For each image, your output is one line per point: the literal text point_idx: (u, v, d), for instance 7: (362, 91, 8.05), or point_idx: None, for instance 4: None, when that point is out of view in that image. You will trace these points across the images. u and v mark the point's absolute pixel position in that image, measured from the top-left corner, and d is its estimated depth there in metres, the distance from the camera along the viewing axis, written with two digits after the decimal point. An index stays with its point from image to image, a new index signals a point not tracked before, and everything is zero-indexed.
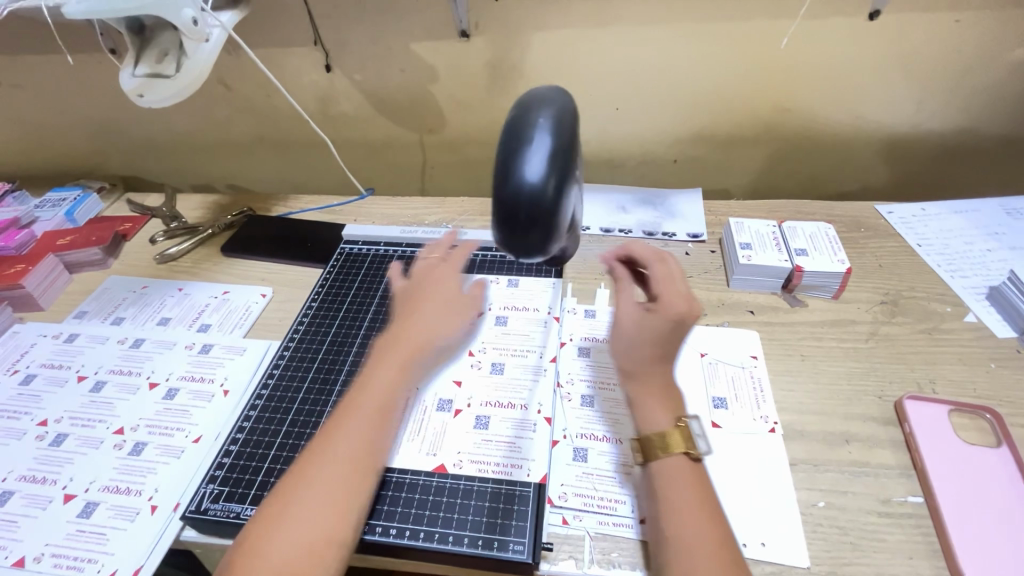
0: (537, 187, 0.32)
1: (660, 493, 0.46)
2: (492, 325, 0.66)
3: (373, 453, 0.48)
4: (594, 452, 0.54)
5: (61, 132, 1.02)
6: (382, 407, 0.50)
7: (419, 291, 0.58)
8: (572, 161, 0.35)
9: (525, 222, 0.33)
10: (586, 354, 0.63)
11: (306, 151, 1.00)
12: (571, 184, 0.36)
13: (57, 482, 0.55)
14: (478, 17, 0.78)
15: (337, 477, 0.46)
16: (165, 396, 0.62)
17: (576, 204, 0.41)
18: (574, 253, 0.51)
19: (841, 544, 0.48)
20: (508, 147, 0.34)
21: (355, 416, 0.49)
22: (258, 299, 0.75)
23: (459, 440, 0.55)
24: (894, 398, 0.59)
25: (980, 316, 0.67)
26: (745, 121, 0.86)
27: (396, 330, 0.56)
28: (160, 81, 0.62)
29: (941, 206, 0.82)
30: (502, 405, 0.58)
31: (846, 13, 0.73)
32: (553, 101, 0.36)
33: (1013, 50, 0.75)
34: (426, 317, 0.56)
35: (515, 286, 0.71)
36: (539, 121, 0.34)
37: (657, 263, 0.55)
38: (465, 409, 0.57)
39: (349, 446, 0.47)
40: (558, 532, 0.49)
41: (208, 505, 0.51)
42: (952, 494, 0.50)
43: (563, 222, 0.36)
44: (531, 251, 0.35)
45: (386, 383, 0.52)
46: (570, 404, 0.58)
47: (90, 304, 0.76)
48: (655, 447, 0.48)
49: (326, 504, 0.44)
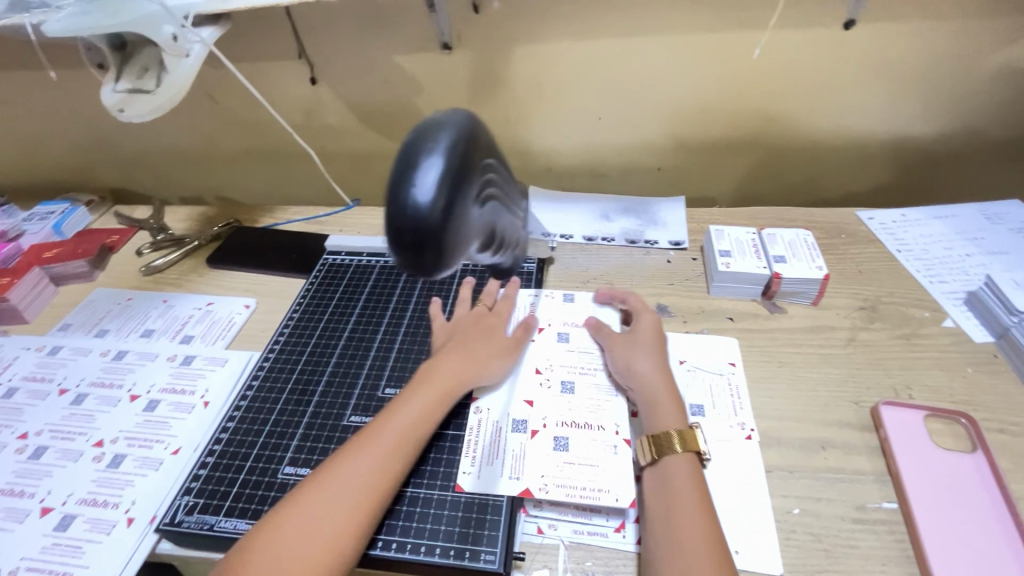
0: (425, 211, 0.31)
1: (672, 487, 0.48)
2: (555, 342, 0.65)
3: (391, 475, 0.49)
4: (576, 439, 0.54)
5: (51, 146, 1.03)
6: (411, 431, 0.52)
7: (469, 331, 0.63)
8: (471, 179, 0.33)
9: (412, 245, 0.31)
10: (566, 340, 0.65)
11: (293, 163, 1.01)
12: (472, 202, 0.34)
13: (35, 496, 0.55)
14: (460, 30, 0.79)
15: (351, 488, 0.47)
16: (145, 408, 0.63)
17: (495, 219, 0.40)
18: (514, 259, 0.50)
19: (815, 551, 0.48)
20: (403, 163, 0.32)
21: (380, 434, 0.51)
22: (241, 310, 0.75)
23: (541, 462, 0.53)
24: (871, 404, 0.59)
25: (957, 321, 0.67)
26: (727, 129, 0.87)
27: (433, 364, 0.58)
28: (140, 96, 0.63)
29: (921, 212, 0.83)
30: (581, 426, 0.56)
31: (821, 23, 0.74)
32: (455, 118, 0.34)
33: (987, 58, 0.76)
34: (462, 357, 0.59)
35: (572, 301, 0.70)
36: (437, 138, 0.32)
37: (636, 302, 0.67)
38: (542, 429, 0.56)
39: (370, 461, 0.49)
40: (532, 542, 0.49)
41: (182, 517, 0.51)
42: (926, 500, 0.51)
43: (465, 240, 0.35)
44: (426, 270, 0.33)
45: (418, 411, 0.54)
46: (550, 391, 0.59)
47: (74, 316, 0.77)
48: (672, 442, 0.51)
49: (338, 514, 0.45)
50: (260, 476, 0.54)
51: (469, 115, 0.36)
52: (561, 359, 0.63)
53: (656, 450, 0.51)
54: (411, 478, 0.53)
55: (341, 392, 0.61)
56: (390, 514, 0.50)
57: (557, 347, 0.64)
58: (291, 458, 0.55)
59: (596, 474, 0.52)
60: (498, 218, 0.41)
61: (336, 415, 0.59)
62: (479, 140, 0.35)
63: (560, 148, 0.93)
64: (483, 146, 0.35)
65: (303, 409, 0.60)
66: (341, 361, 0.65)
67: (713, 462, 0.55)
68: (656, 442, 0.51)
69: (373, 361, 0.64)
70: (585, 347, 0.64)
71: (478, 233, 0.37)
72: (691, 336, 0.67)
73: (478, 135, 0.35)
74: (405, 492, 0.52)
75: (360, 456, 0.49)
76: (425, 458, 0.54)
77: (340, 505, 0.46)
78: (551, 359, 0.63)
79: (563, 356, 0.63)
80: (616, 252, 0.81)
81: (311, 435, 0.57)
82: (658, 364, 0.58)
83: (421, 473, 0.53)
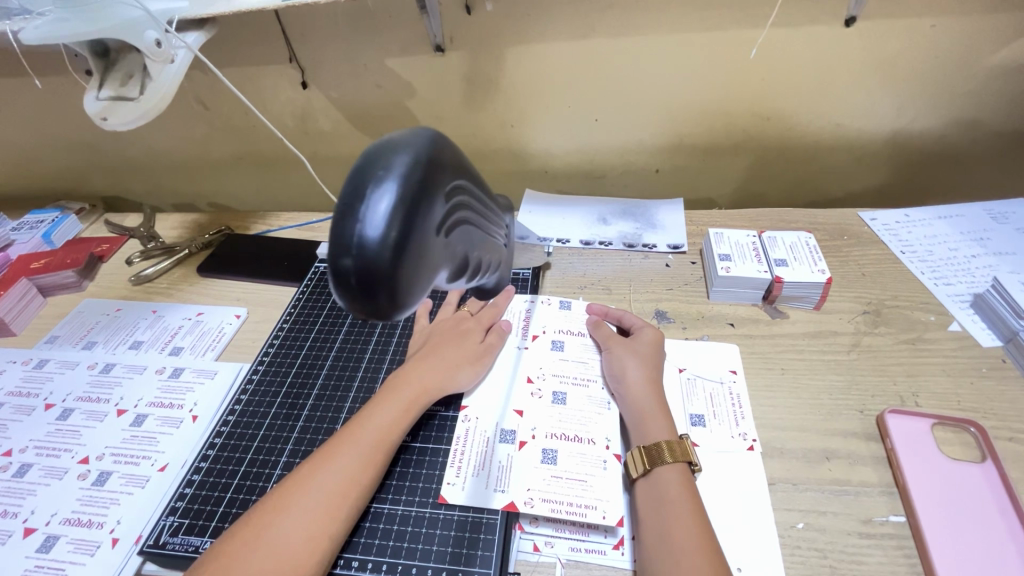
0: (374, 247, 0.27)
1: (665, 499, 0.47)
2: (549, 350, 0.63)
3: (356, 486, 0.48)
4: (564, 453, 0.53)
5: (41, 154, 1.01)
6: (378, 441, 0.51)
7: (444, 336, 0.61)
8: (428, 206, 0.30)
9: (361, 286, 0.28)
10: (559, 348, 0.63)
11: (286, 168, 1.00)
12: (430, 233, 0.30)
13: (19, 515, 0.54)
14: (451, 31, 0.77)
15: (312, 502, 0.45)
16: (133, 423, 0.61)
17: (462, 245, 0.36)
18: (495, 280, 0.48)
19: (821, 567, 0.47)
20: (348, 195, 0.28)
21: (346, 443, 0.50)
22: (232, 320, 0.74)
23: (527, 475, 0.51)
24: (876, 412, 0.58)
25: (964, 325, 0.66)
26: (725, 129, 0.86)
27: (403, 372, 0.57)
28: (123, 104, 0.61)
29: (925, 212, 0.81)
30: (569, 438, 0.54)
31: (821, 21, 0.72)
32: (411, 143, 0.30)
33: (991, 54, 0.74)
34: (434, 363, 0.57)
35: (568, 308, 0.68)
36: (386, 165, 0.28)
37: (629, 315, 0.65)
38: (530, 440, 0.54)
39: (335, 472, 0.47)
40: (528, 560, 0.48)
41: (167, 539, 0.50)
42: (934, 513, 0.49)
43: (426, 274, 0.31)
44: (381, 313, 0.30)
45: (384, 420, 0.52)
46: (541, 401, 0.58)
47: (62, 328, 0.75)
48: (662, 451, 0.49)
49: (297, 528, 0.44)
50: (247, 494, 0.52)
51: (431, 138, 0.32)
52: (553, 367, 0.61)
53: (648, 461, 0.49)
54: (402, 496, 0.51)
55: (331, 405, 0.60)
56: (355, 532, 0.49)
57: (551, 355, 0.62)
58: (279, 475, 0.54)
59: (584, 490, 0.50)
60: (468, 243, 0.37)
61: (326, 428, 0.57)
62: (441, 162, 0.31)
63: (556, 151, 0.91)
64: (447, 167, 0.32)
65: (292, 423, 0.58)
66: (331, 373, 0.63)
67: (715, 473, 0.53)
68: (647, 453, 0.50)
69: (364, 372, 0.63)
70: (579, 357, 0.62)
71: (442, 263, 0.34)
72: (691, 342, 0.66)
73: (440, 156, 0.31)
74: (368, 508, 0.50)
75: (322, 468, 0.47)
76: (393, 470, 0.53)
77: (304, 517, 0.44)
78: (543, 366, 0.61)
79: (555, 364, 0.61)
80: (613, 256, 0.79)
81: (301, 451, 0.55)
82: (651, 376, 0.57)
83: (412, 490, 0.52)
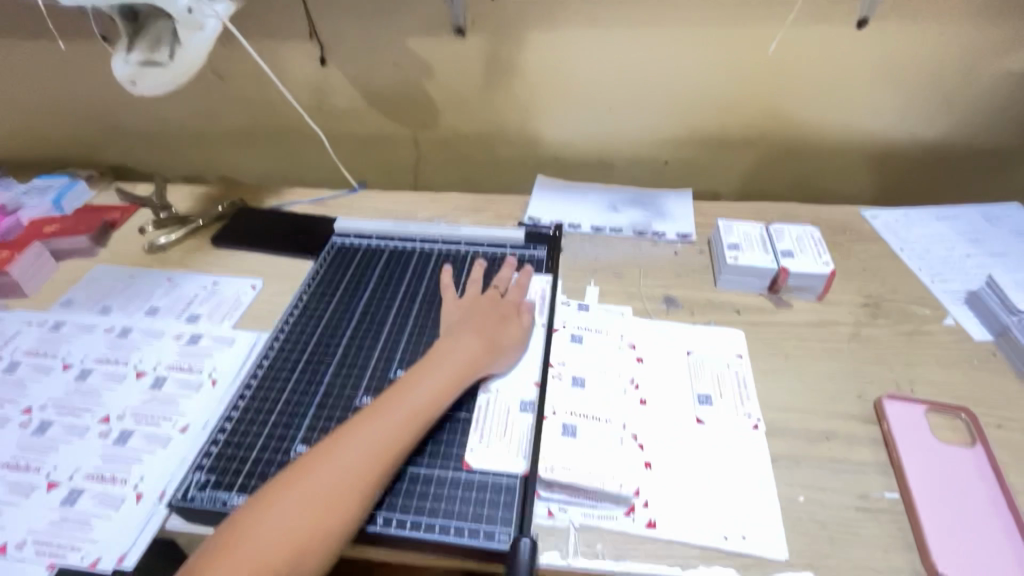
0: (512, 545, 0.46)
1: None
2: (567, 341, 0.65)
3: (402, 447, 0.50)
4: (583, 429, 0.55)
5: (52, 119, 1.00)
6: (425, 407, 0.52)
7: (482, 316, 0.62)
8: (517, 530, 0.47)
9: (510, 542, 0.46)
10: (578, 342, 0.65)
11: (298, 145, 1.00)
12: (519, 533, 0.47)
13: (41, 470, 0.55)
14: (473, 14, 0.79)
15: (361, 457, 0.48)
16: (152, 385, 0.62)
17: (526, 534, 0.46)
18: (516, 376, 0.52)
19: (820, 538, 0.49)
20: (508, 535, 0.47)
21: (396, 406, 0.51)
22: (248, 290, 0.75)
23: (549, 443, 0.54)
24: (873, 397, 0.61)
25: (958, 319, 0.69)
26: (736, 124, 0.88)
27: (447, 345, 0.58)
28: (153, 68, 0.62)
29: (924, 212, 0.84)
30: (588, 416, 0.57)
31: (833, 21, 0.75)
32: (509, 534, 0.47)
33: (991, 62, 0.77)
34: (476, 340, 0.59)
35: (586, 310, 0.69)
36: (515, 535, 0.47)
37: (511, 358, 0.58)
38: (551, 416, 0.56)
39: (383, 433, 0.49)
40: (544, 524, 0.50)
41: (195, 493, 0.51)
42: (927, 491, 0.52)
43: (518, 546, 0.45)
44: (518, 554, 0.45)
45: (432, 388, 0.53)
46: (561, 384, 0.60)
47: (76, 292, 0.76)
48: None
49: (344, 478, 0.46)
50: (272, 454, 0.54)
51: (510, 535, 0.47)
52: (572, 358, 0.62)
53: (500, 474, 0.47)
54: (425, 460, 0.53)
55: (352, 373, 0.61)
56: (392, 492, 0.51)
57: (571, 346, 0.64)
58: (304, 437, 0.55)
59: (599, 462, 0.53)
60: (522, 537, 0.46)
61: (349, 396, 0.59)
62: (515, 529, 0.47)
63: (570, 138, 0.92)
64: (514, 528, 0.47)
65: (315, 389, 0.59)
66: (353, 342, 0.65)
67: (720, 450, 0.55)
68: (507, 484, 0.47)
69: (385, 343, 0.64)
70: (598, 348, 0.64)
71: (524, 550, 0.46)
72: (699, 327, 0.68)
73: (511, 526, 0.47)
74: (404, 471, 0.52)
75: (374, 425, 0.50)
76: (428, 438, 0.54)
77: (350, 472, 0.47)
78: (562, 354, 0.63)
79: (573, 357, 0.63)
80: (623, 243, 0.81)
81: (324, 415, 0.57)
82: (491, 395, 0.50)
83: (434, 454, 0.53)
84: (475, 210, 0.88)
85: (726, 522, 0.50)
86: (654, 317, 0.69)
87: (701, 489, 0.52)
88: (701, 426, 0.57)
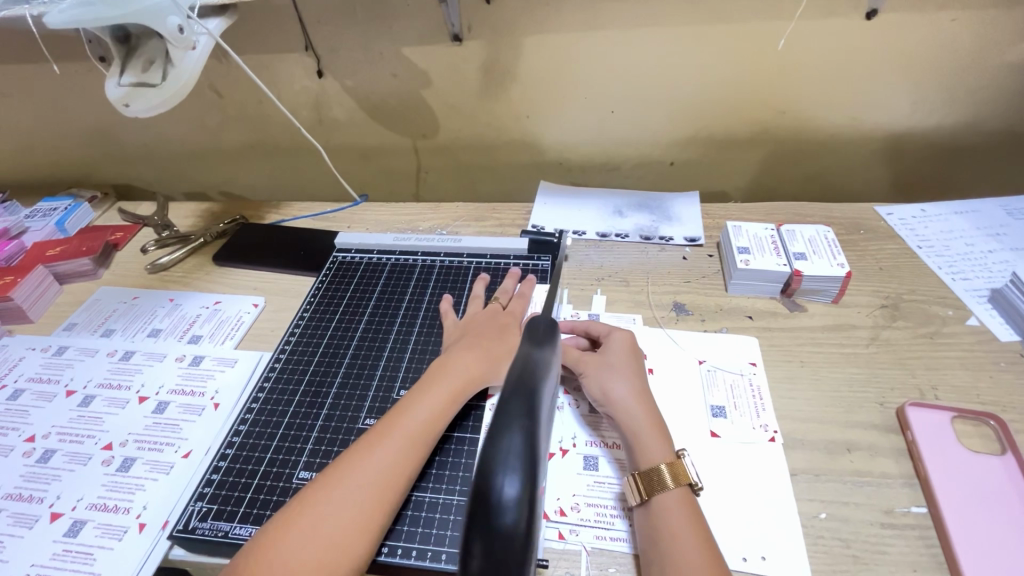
0: (510, 510, 0.24)
1: (666, 532, 0.44)
2: None
3: (401, 478, 0.48)
4: (605, 460, 0.54)
5: (53, 141, 1.01)
6: (421, 431, 0.51)
7: (483, 332, 0.60)
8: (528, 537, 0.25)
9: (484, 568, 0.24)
10: None
11: (298, 158, 0.99)
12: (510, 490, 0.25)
13: (45, 500, 0.54)
14: (469, 20, 0.77)
15: (362, 491, 0.46)
16: (154, 410, 0.61)
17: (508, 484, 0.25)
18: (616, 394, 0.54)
19: (844, 557, 0.47)
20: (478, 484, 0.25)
21: (394, 432, 0.50)
22: (250, 309, 0.74)
23: (570, 481, 0.52)
24: (896, 404, 0.58)
25: (982, 319, 0.66)
26: (742, 122, 0.85)
27: (446, 361, 0.57)
28: (146, 89, 0.61)
29: (941, 207, 0.81)
30: (610, 445, 0.55)
31: (840, 14, 0.72)
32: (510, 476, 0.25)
33: (1006, 51, 0.74)
34: (477, 354, 0.57)
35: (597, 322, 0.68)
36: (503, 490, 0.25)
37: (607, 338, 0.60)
38: (572, 448, 0.55)
39: (380, 465, 0.47)
40: (554, 548, 0.48)
41: (196, 523, 0.50)
42: (956, 504, 0.49)
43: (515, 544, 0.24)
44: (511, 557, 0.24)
45: (430, 411, 0.52)
46: (578, 411, 0.58)
47: (78, 316, 0.75)
48: (662, 478, 0.47)
49: (349, 518, 0.44)
50: (275, 480, 0.53)
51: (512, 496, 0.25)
52: None
53: (645, 490, 0.47)
54: (430, 484, 0.52)
55: (354, 393, 0.60)
56: (398, 520, 0.49)
57: None
58: (306, 462, 0.54)
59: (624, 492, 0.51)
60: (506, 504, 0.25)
61: (351, 417, 0.57)
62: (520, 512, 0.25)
63: (572, 143, 0.91)
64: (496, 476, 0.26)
65: (317, 412, 0.58)
66: (354, 361, 0.63)
67: (736, 466, 0.53)
68: (643, 479, 0.48)
69: (387, 361, 0.63)
70: None
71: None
72: (709, 335, 0.66)
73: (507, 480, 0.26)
74: (409, 496, 0.51)
75: (373, 455, 0.48)
76: (432, 460, 0.53)
77: (350, 508, 0.45)
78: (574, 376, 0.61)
79: None
80: (630, 248, 0.79)
81: (326, 439, 0.56)
82: (637, 389, 0.55)
83: (440, 478, 0.52)
84: (478, 219, 0.86)
85: (745, 542, 0.48)
86: (664, 325, 0.67)
87: (719, 509, 0.50)
88: (716, 440, 0.55)
